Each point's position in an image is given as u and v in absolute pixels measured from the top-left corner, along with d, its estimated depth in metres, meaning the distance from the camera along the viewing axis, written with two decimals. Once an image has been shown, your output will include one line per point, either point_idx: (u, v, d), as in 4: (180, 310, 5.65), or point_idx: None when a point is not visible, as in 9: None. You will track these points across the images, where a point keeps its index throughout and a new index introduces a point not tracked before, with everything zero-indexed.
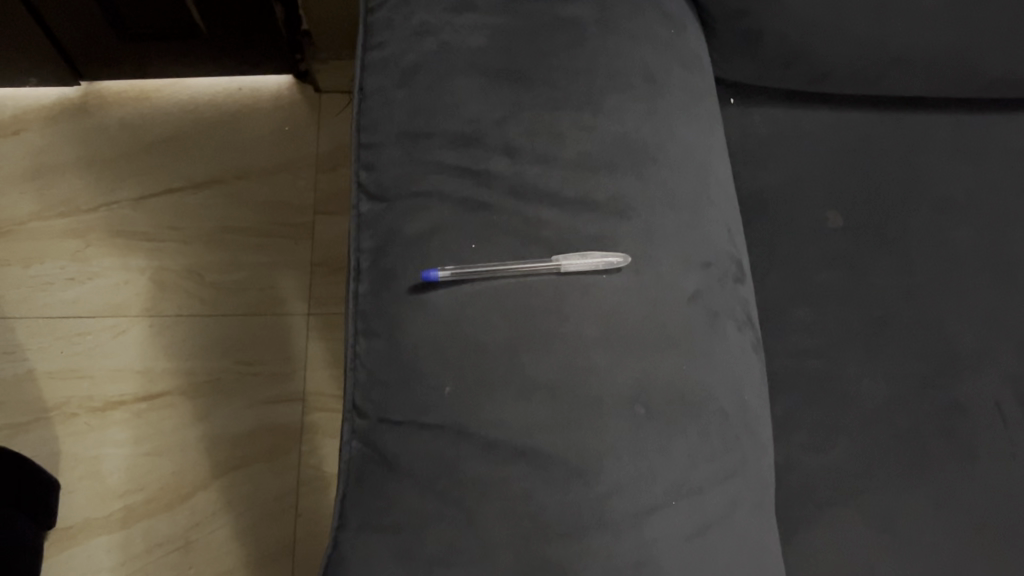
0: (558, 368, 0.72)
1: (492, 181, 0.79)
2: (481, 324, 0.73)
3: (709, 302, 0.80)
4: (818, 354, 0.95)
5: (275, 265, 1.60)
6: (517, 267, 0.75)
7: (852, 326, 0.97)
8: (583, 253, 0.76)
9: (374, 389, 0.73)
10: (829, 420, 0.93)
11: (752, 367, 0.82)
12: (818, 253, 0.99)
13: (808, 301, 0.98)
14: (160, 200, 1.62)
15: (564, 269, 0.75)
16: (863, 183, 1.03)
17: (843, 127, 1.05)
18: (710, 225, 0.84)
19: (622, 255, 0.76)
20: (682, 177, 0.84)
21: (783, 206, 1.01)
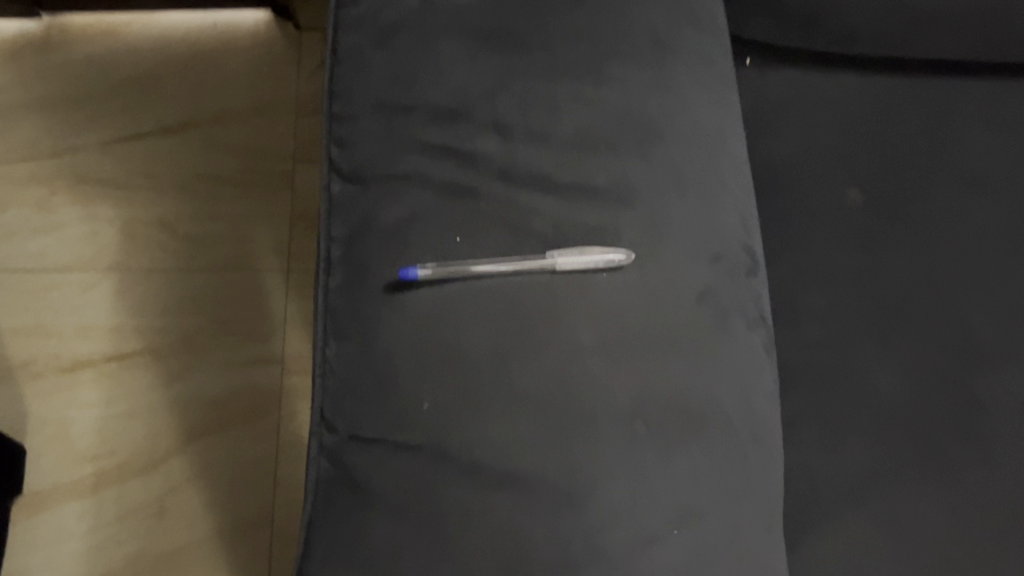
0: (550, 380, 0.65)
1: (480, 162, 0.70)
2: (465, 329, 0.65)
3: (720, 300, 0.72)
4: (828, 345, 0.87)
5: (253, 219, 1.50)
6: (508, 265, 0.67)
7: (865, 313, 0.88)
8: (582, 250, 0.67)
9: (345, 400, 0.66)
10: (837, 420, 0.85)
11: (762, 370, 0.73)
12: (834, 233, 0.90)
13: (819, 285, 0.88)
14: (127, 145, 1.52)
15: (560, 268, 0.67)
16: (886, 154, 0.93)
17: (868, 90, 0.95)
18: (721, 211, 0.74)
19: (627, 251, 0.68)
20: (692, 157, 0.74)
21: (797, 181, 0.92)
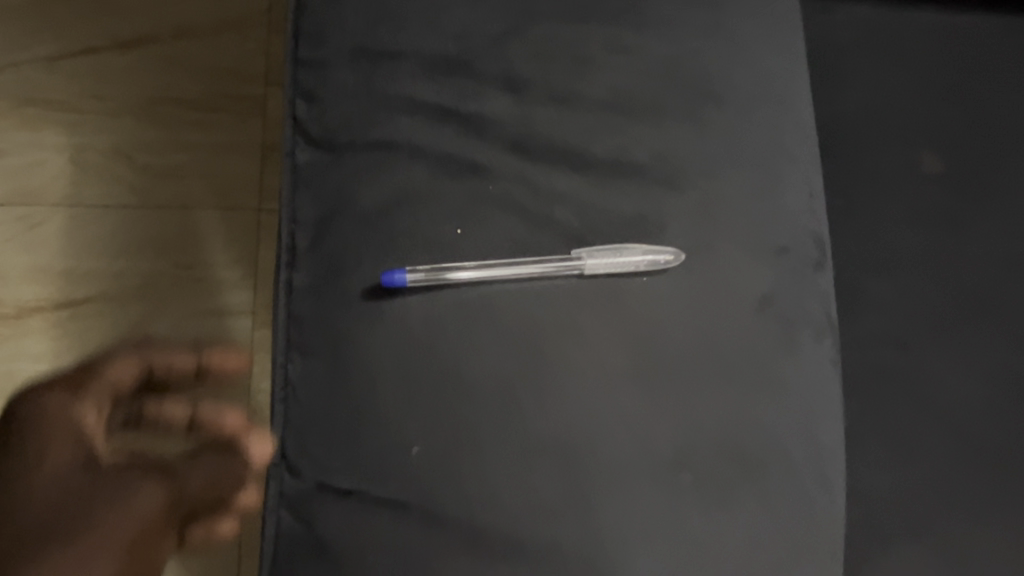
0: (569, 422, 0.51)
1: (486, 129, 0.56)
2: (468, 353, 0.52)
3: (783, 307, 0.57)
4: (897, 345, 0.69)
5: (221, 150, 1.03)
6: (525, 269, 0.53)
7: (940, 306, 0.70)
8: (617, 249, 0.54)
9: (311, 438, 0.52)
10: (903, 440, 0.67)
11: (824, 397, 0.56)
12: (904, 204, 0.72)
13: (885, 273, 0.70)
14: (41, 15, 1.04)
15: (590, 272, 0.53)
16: (972, 112, 0.74)
17: (951, 32, 0.77)
18: (785, 192, 0.58)
19: (676, 250, 0.54)
20: (754, 123, 0.59)
21: (863, 138, 0.73)
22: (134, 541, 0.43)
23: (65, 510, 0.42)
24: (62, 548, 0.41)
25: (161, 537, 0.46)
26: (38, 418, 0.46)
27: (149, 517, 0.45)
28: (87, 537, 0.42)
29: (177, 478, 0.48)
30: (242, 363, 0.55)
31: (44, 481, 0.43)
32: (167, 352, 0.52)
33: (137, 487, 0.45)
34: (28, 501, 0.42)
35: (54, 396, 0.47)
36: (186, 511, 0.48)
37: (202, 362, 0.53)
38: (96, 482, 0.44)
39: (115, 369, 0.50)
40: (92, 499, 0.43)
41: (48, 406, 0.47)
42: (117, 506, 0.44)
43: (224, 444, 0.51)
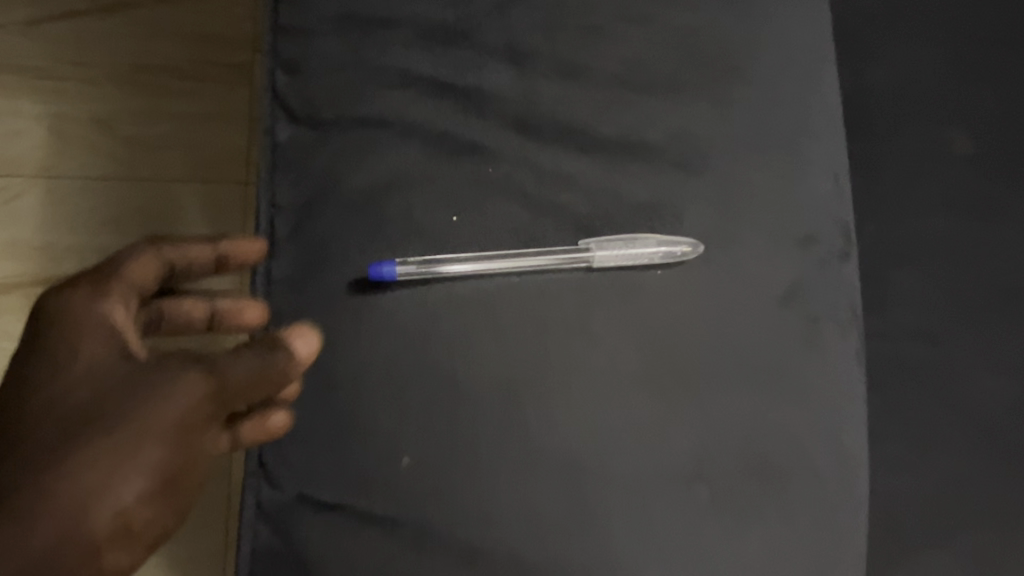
0: (575, 429, 0.48)
1: (486, 105, 0.51)
2: (466, 354, 0.48)
3: (808, 302, 0.52)
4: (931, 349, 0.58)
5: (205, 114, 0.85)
6: (528, 261, 0.49)
7: (988, 322, 0.58)
8: (629, 240, 0.49)
9: (292, 446, 0.47)
10: (940, 472, 0.56)
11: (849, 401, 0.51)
12: (935, 187, 0.61)
13: (914, 265, 0.59)
14: None
15: (598, 265, 0.49)
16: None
17: None
18: (811, 176, 0.53)
19: (693, 241, 0.50)
20: (778, 101, 0.54)
21: (889, 110, 0.62)
22: (181, 434, 0.37)
23: (98, 411, 0.37)
24: (92, 439, 0.36)
25: (207, 432, 0.39)
26: (67, 323, 0.39)
27: (189, 410, 0.37)
28: (122, 437, 0.36)
29: (216, 366, 0.39)
30: (259, 250, 0.49)
31: (76, 397, 0.37)
32: (189, 246, 0.47)
33: (173, 376, 0.38)
34: (62, 414, 0.37)
35: (75, 296, 0.41)
36: (229, 401, 0.40)
37: (220, 253, 0.48)
38: (130, 380, 0.38)
39: (138, 267, 0.44)
40: (130, 406, 0.37)
41: (73, 307, 0.40)
42: (157, 404, 0.37)
43: (276, 338, 0.43)
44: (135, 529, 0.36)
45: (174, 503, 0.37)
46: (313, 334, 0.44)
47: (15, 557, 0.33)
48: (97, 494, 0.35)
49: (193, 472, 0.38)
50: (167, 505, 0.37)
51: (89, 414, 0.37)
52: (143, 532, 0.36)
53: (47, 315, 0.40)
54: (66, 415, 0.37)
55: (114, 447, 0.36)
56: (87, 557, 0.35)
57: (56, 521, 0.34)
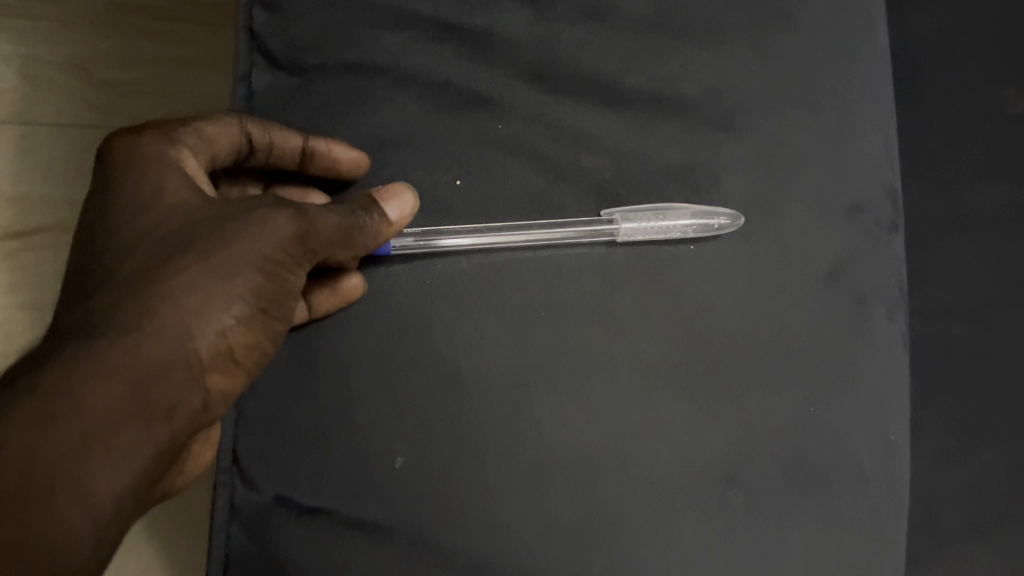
0: (593, 424, 0.43)
1: (498, 52, 0.45)
2: (473, 339, 0.43)
3: (857, 281, 0.46)
4: (979, 330, 0.51)
5: (185, 65, 0.68)
6: (541, 231, 0.44)
7: None
8: (659, 210, 0.44)
9: (272, 439, 0.41)
10: (985, 469, 0.49)
11: (894, 393, 0.46)
12: (984, 151, 0.53)
13: (960, 236, 0.52)
14: None
15: (624, 238, 0.44)
16: None
17: None
18: (858, 138, 0.47)
19: (733, 213, 0.45)
20: (824, 52, 0.48)
21: (939, 73, 0.54)
22: (275, 267, 0.35)
23: (193, 235, 0.34)
24: (192, 260, 0.33)
25: (296, 274, 0.36)
26: (148, 162, 0.36)
27: (284, 247, 0.35)
28: (223, 260, 0.33)
29: (307, 210, 0.36)
30: (357, 163, 0.43)
31: (167, 225, 0.34)
32: (279, 134, 0.41)
33: (267, 211, 0.35)
34: (151, 241, 0.34)
35: (147, 136, 0.37)
36: (317, 253, 0.37)
37: (307, 151, 0.42)
38: (222, 212, 0.35)
39: (218, 132, 0.39)
40: (227, 232, 0.34)
41: (147, 144, 0.37)
42: (257, 233, 0.34)
43: (369, 198, 0.41)
44: (234, 355, 0.34)
45: (268, 330, 0.35)
46: (411, 195, 0.42)
47: (130, 368, 0.30)
48: (202, 316, 0.32)
49: (283, 308, 0.36)
50: (261, 335, 0.35)
51: (181, 238, 0.34)
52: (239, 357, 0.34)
53: (120, 153, 0.37)
54: (155, 245, 0.33)
55: (216, 270, 0.33)
56: (193, 376, 0.32)
57: (164, 337, 0.31)
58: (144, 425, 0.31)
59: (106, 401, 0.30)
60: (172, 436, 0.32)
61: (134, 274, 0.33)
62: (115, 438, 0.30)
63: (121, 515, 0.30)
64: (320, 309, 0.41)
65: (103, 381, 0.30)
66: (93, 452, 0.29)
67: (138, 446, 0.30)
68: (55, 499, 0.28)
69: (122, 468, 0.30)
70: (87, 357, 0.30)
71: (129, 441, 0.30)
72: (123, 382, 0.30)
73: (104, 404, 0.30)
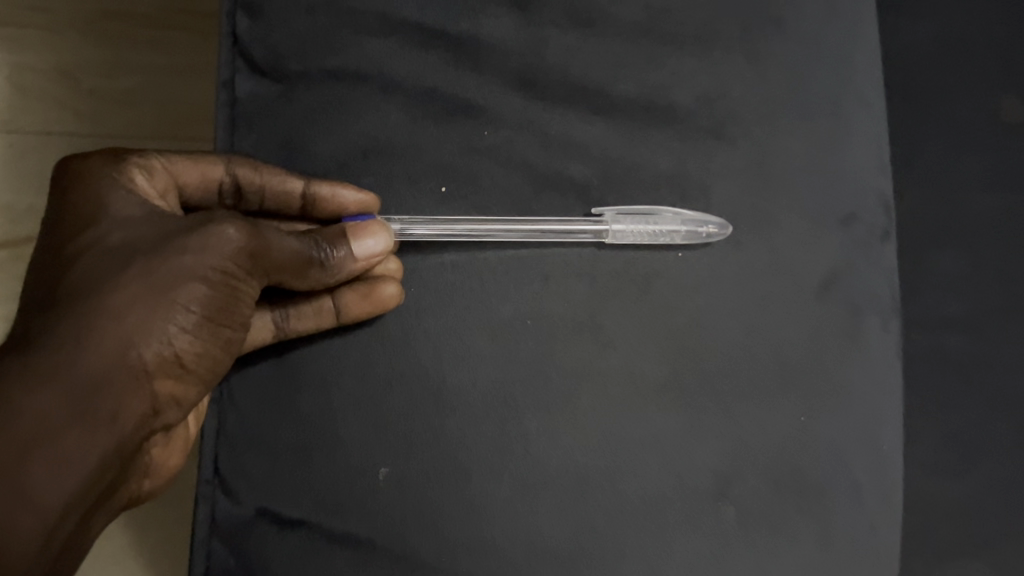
0: (584, 436, 0.42)
1: (485, 58, 0.45)
2: (458, 350, 0.42)
3: (853, 292, 0.45)
4: None
5: (175, 72, 0.67)
6: (527, 226, 0.43)
7: None
8: (649, 214, 0.43)
9: (253, 453, 0.41)
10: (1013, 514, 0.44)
11: (884, 405, 0.45)
12: (991, 156, 0.48)
13: None
14: None
15: (612, 239, 0.43)
16: None
17: None
18: (850, 145, 0.47)
19: (722, 223, 0.44)
20: (816, 58, 0.47)
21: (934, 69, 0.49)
22: (223, 278, 0.35)
23: (137, 249, 0.35)
24: (136, 273, 0.34)
25: (249, 286, 0.37)
26: (93, 182, 0.37)
27: (232, 259, 0.36)
28: (163, 272, 0.34)
29: (260, 228, 0.37)
30: (367, 206, 0.42)
31: (111, 237, 0.35)
32: (276, 177, 0.42)
33: (213, 222, 0.36)
34: (92, 255, 0.34)
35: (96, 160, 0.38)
36: (271, 272, 0.38)
37: (307, 196, 0.42)
38: (167, 225, 0.36)
39: (185, 167, 0.41)
40: (171, 244, 0.35)
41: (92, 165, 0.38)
42: (200, 244, 0.35)
43: (337, 232, 0.41)
44: (180, 364, 0.35)
45: (218, 338, 0.36)
46: (384, 235, 0.41)
47: (69, 377, 0.31)
48: (144, 324, 0.33)
49: (235, 316, 0.37)
50: (209, 341, 0.36)
51: (125, 250, 0.35)
52: (187, 365, 0.35)
53: (68, 171, 0.38)
54: (101, 258, 0.34)
55: (158, 282, 0.34)
56: (137, 384, 0.33)
57: (103, 348, 0.32)
58: (85, 432, 0.31)
59: (44, 408, 0.31)
60: (118, 440, 0.33)
61: (74, 289, 0.33)
62: (54, 445, 0.31)
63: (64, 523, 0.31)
64: (347, 317, 0.41)
65: (41, 390, 0.31)
66: (31, 462, 0.30)
67: (82, 452, 0.31)
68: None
69: (63, 477, 0.31)
70: (25, 373, 0.31)
71: (71, 445, 0.31)
72: (61, 393, 0.31)
73: (42, 414, 0.31)
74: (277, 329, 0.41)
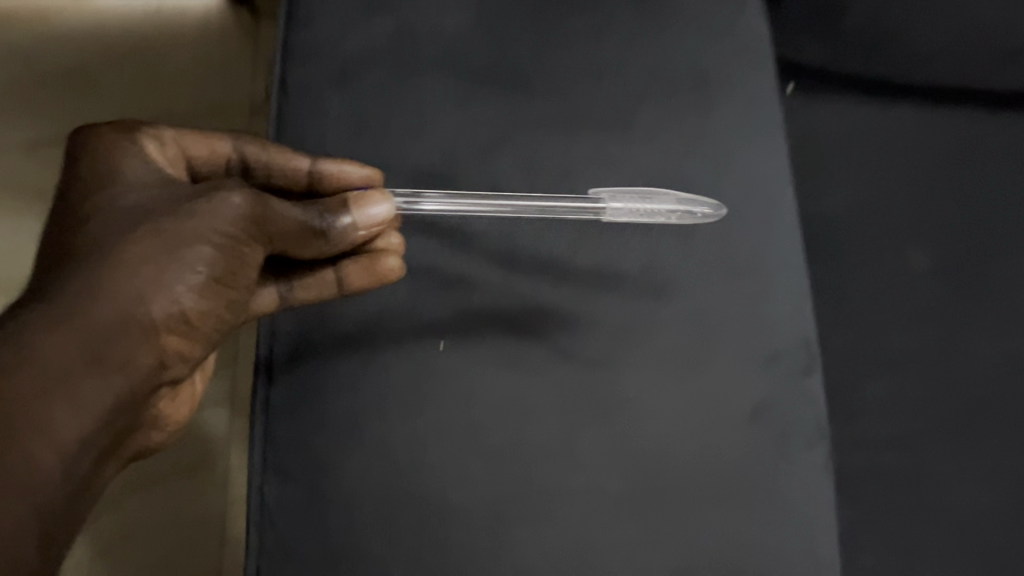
0: (562, 544, 0.52)
1: (471, 241, 0.57)
2: (455, 475, 0.52)
3: (778, 419, 0.56)
4: (898, 445, 0.64)
5: None
6: (528, 203, 0.55)
7: (936, 412, 0.65)
8: (647, 197, 0.55)
9: (289, 565, 0.51)
10: None
11: (814, 513, 0.54)
12: (899, 303, 0.68)
13: (884, 371, 0.67)
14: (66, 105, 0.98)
15: (609, 216, 0.54)
16: (965, 212, 0.71)
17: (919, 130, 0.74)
18: (772, 297, 0.58)
19: (713, 205, 0.55)
20: (738, 231, 0.59)
21: (856, 238, 0.70)
22: (228, 241, 0.45)
23: (146, 214, 0.44)
24: (148, 235, 0.43)
25: (251, 247, 0.46)
26: (106, 148, 0.47)
27: (234, 224, 0.45)
28: (170, 236, 0.43)
29: (260, 198, 0.47)
30: (370, 179, 0.55)
31: (123, 199, 0.45)
32: (282, 156, 0.54)
33: (219, 192, 0.45)
34: (107, 214, 0.44)
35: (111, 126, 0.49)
36: (271, 235, 0.48)
37: (312, 173, 0.54)
38: (176, 194, 0.46)
39: (196, 142, 0.53)
40: (181, 209, 0.44)
41: (108, 135, 0.48)
42: (205, 210, 0.44)
43: (339, 203, 0.52)
44: (185, 318, 0.44)
45: (219, 296, 0.46)
46: (382, 203, 0.52)
47: (85, 325, 0.41)
48: (153, 282, 0.43)
49: (237, 275, 0.46)
50: (213, 298, 0.45)
51: (137, 215, 0.44)
52: (189, 319, 0.44)
53: (85, 135, 0.48)
54: (118, 219, 0.44)
55: (171, 244, 0.43)
56: (146, 335, 0.43)
57: (116, 301, 0.42)
58: (97, 373, 0.41)
59: (62, 350, 0.40)
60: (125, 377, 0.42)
61: (93, 246, 0.43)
62: (70, 385, 0.40)
63: (80, 452, 0.41)
64: (349, 283, 0.53)
65: (60, 335, 0.40)
66: (51, 398, 0.39)
67: (90, 392, 0.41)
68: (22, 425, 0.39)
69: (74, 415, 0.40)
70: (49, 319, 0.40)
71: (84, 385, 0.41)
72: (77, 337, 0.41)
73: (61, 355, 0.40)
74: (283, 297, 0.53)
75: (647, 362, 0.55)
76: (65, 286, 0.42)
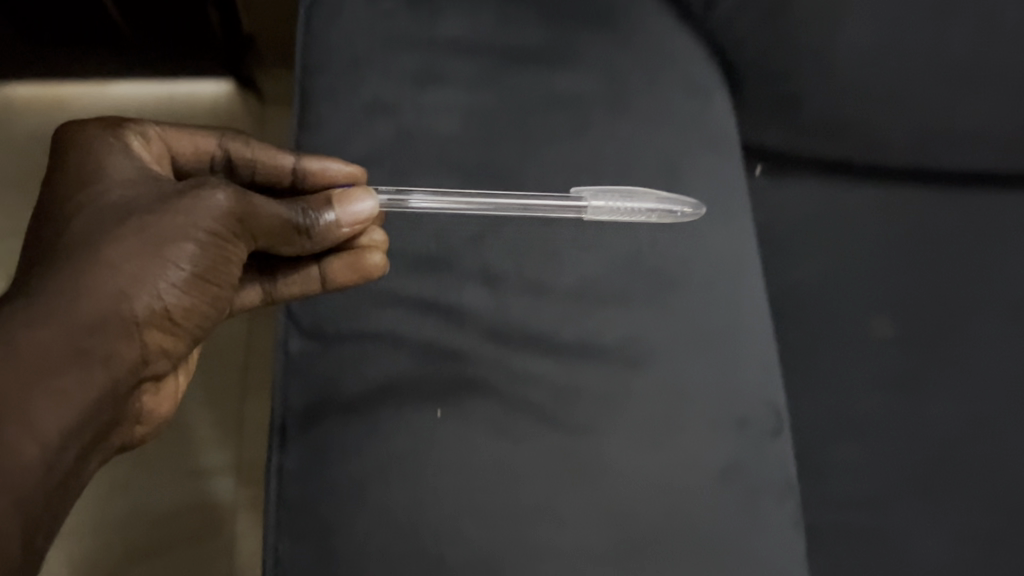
0: None
1: (465, 319, 0.63)
2: (452, 533, 0.57)
3: (749, 478, 0.61)
4: (865, 503, 0.69)
5: None
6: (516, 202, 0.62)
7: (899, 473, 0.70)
8: (630, 195, 0.62)
9: None
10: None
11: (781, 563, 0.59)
12: (864, 370, 0.74)
13: (851, 435, 0.71)
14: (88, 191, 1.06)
15: (590, 213, 0.62)
16: (921, 285, 0.77)
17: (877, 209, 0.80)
18: (743, 367, 0.64)
19: (691, 206, 0.63)
20: (709, 306, 0.65)
21: (822, 309, 0.76)
22: (211, 238, 0.50)
23: (130, 213, 0.49)
24: (132, 234, 0.48)
25: (233, 244, 0.52)
26: (94, 157, 0.52)
27: (216, 222, 0.50)
28: (152, 234, 0.48)
29: (243, 196, 0.52)
30: (354, 176, 0.62)
31: (107, 201, 0.50)
32: (264, 153, 0.61)
33: (202, 189, 0.50)
34: (95, 212, 0.49)
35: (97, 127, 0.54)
36: (253, 231, 0.53)
37: (297, 171, 0.61)
38: (158, 193, 0.50)
39: (183, 140, 0.59)
40: (164, 207, 0.49)
41: (95, 139, 0.53)
42: (187, 207, 0.49)
43: (323, 202, 0.57)
44: (167, 312, 0.49)
45: (199, 291, 0.50)
46: (365, 200, 0.57)
47: (71, 318, 0.45)
48: (136, 278, 0.47)
49: (218, 270, 0.51)
50: (194, 293, 0.50)
51: (121, 215, 0.49)
52: (170, 312, 0.49)
53: (74, 139, 0.53)
54: (104, 220, 0.49)
55: (152, 244, 0.48)
56: (130, 328, 0.47)
57: (101, 296, 0.46)
58: (84, 363, 0.45)
59: (50, 342, 0.44)
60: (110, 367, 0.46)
61: (79, 245, 0.48)
62: (57, 373, 0.44)
63: (70, 438, 0.44)
64: (326, 279, 0.59)
65: (47, 327, 0.44)
66: (40, 389, 0.43)
67: (78, 382, 0.45)
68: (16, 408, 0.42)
69: (64, 401, 0.44)
70: (37, 314, 0.45)
71: (73, 372, 0.45)
72: (63, 329, 0.45)
73: (48, 346, 0.44)
74: (265, 293, 0.60)
75: (627, 427, 0.61)
76: (53, 281, 0.46)
